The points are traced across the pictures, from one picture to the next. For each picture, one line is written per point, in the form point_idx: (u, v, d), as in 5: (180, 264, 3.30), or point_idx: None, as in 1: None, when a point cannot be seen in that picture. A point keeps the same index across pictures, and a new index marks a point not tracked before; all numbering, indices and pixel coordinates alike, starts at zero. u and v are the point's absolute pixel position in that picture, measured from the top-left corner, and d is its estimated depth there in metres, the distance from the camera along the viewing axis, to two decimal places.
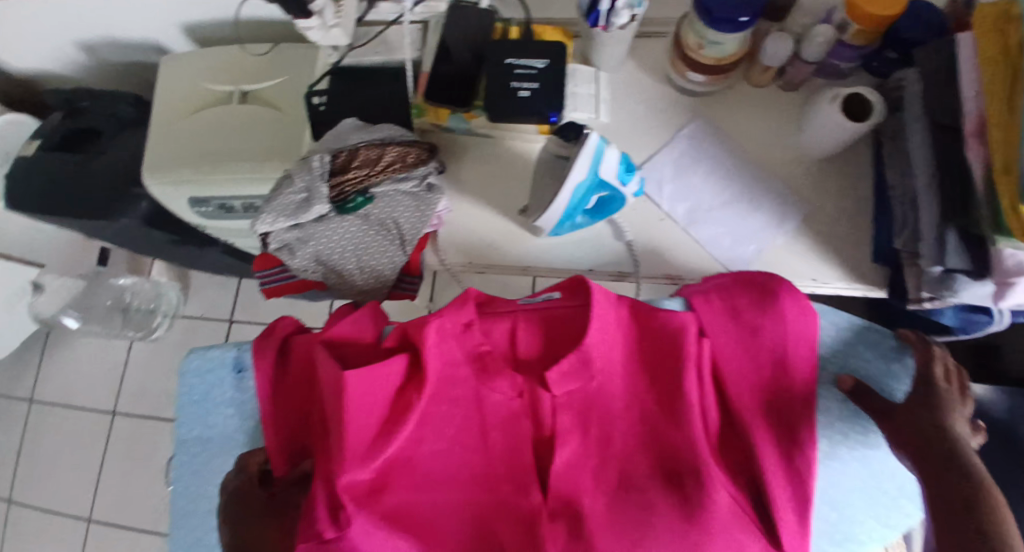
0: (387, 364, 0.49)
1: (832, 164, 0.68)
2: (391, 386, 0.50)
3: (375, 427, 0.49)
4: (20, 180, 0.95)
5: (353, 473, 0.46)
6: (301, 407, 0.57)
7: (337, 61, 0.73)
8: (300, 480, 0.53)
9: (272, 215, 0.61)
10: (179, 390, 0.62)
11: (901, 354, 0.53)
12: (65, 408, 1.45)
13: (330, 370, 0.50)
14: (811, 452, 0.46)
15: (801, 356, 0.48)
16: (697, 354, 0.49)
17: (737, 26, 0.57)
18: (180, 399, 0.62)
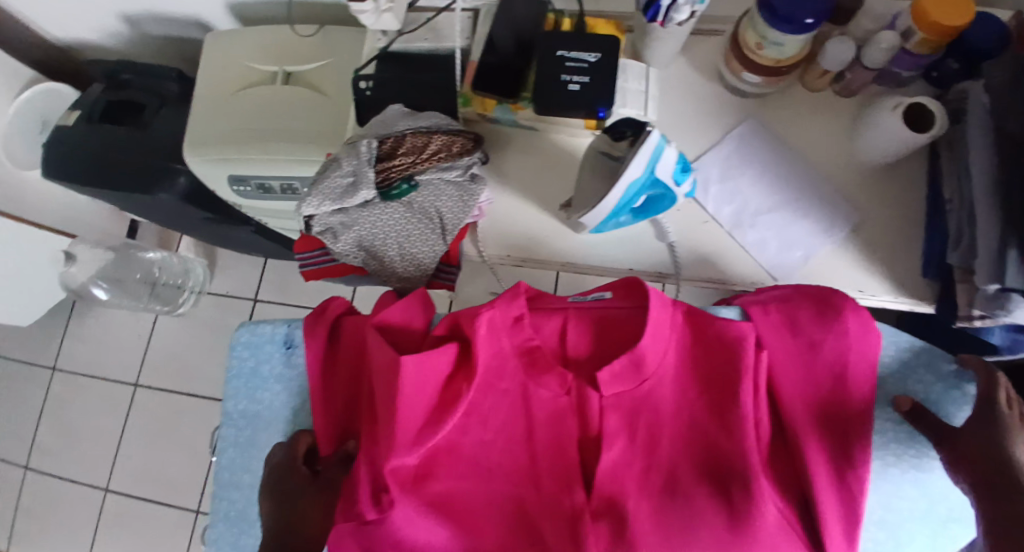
0: (438, 353, 0.51)
1: (884, 174, 0.66)
2: (439, 373, 0.52)
3: (423, 414, 0.52)
4: (60, 149, 0.96)
5: (400, 458, 0.49)
6: (347, 389, 0.59)
7: (385, 46, 0.73)
8: (344, 460, 0.55)
9: (318, 198, 0.62)
10: (231, 361, 0.64)
11: (962, 380, 0.53)
12: (88, 377, 1.48)
13: (382, 354, 0.52)
14: (864, 474, 0.47)
15: (861, 374, 0.49)
16: (754, 365, 0.50)
17: (801, 27, 0.56)
18: (231, 371, 0.64)
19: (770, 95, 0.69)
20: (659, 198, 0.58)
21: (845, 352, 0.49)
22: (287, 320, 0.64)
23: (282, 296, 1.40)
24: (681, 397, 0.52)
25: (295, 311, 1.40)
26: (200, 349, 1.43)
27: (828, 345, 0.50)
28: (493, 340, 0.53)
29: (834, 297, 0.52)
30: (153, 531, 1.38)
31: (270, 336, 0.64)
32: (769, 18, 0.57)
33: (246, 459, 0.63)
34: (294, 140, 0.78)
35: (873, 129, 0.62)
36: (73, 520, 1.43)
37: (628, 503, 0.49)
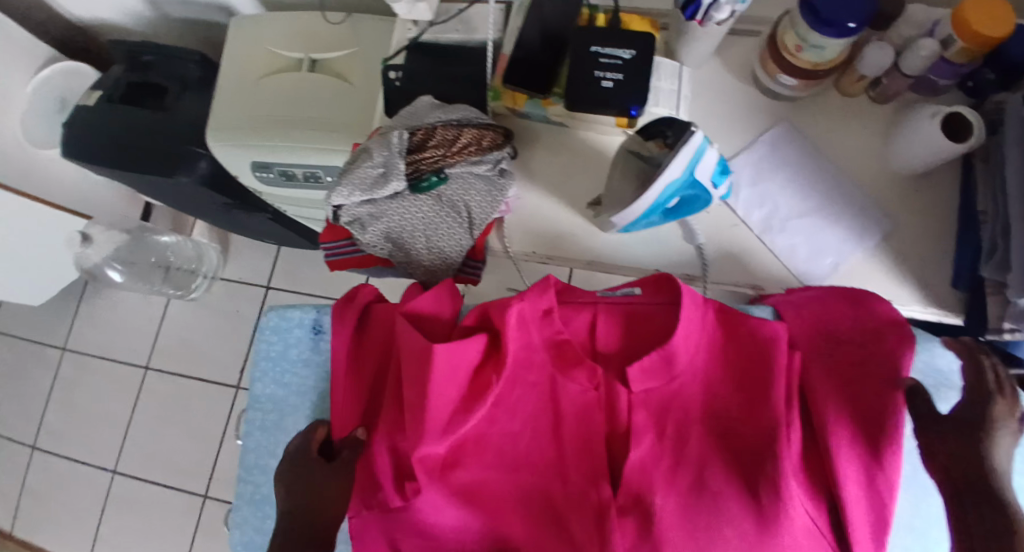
0: (469, 342, 0.51)
1: (916, 183, 0.66)
2: (469, 364, 0.51)
3: (453, 404, 0.51)
4: (79, 127, 0.95)
5: (430, 447, 0.49)
6: (372, 379, 0.59)
7: (416, 36, 0.72)
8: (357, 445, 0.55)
9: (348, 188, 0.61)
10: (259, 344, 0.65)
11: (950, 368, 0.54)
12: (98, 359, 1.48)
13: (412, 341, 0.52)
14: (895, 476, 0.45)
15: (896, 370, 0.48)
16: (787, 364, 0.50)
17: (842, 31, 0.55)
18: (258, 355, 0.65)
19: (804, 99, 0.69)
20: (694, 200, 0.58)
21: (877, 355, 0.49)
22: (316, 305, 0.65)
23: (295, 284, 1.40)
24: (710, 394, 0.51)
25: (307, 300, 1.39)
26: (211, 335, 1.43)
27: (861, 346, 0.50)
28: (524, 333, 0.53)
29: (868, 300, 0.53)
30: (159, 515, 1.39)
31: (298, 320, 0.64)
32: (811, 21, 0.56)
33: (271, 444, 0.64)
34: (320, 129, 0.77)
35: (910, 135, 0.62)
36: (80, 501, 1.43)
37: (655, 500, 0.48)
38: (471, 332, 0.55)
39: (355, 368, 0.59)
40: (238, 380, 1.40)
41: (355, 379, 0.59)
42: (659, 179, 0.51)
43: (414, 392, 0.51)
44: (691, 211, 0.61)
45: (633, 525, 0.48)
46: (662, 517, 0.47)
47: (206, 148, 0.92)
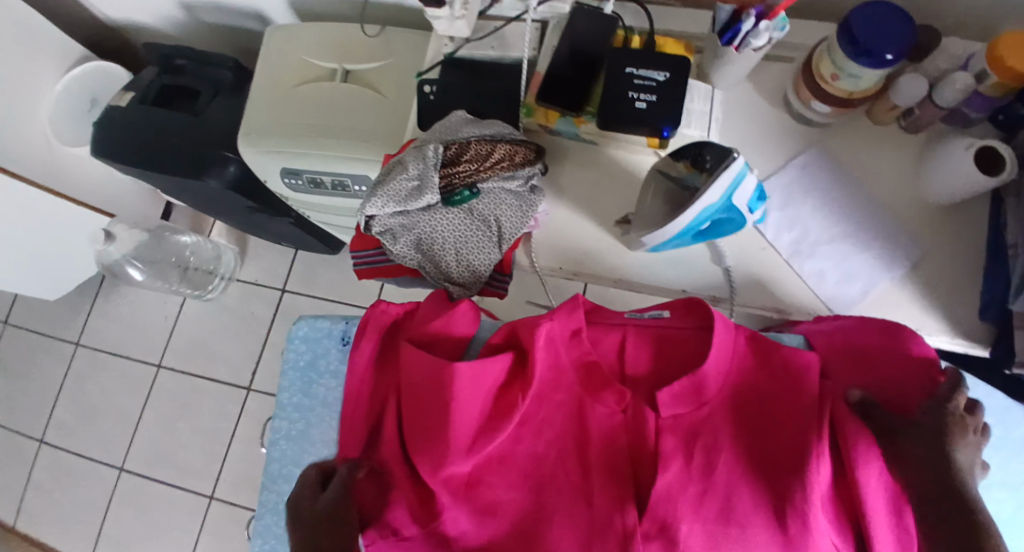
0: (495, 360, 0.52)
1: (945, 214, 0.66)
2: (493, 381, 0.52)
3: (480, 421, 0.52)
4: (110, 127, 0.96)
5: (456, 465, 0.50)
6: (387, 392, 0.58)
7: (451, 52, 0.73)
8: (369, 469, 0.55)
9: (382, 199, 0.62)
10: (288, 354, 0.68)
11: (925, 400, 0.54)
12: (111, 355, 1.49)
13: (437, 360, 0.52)
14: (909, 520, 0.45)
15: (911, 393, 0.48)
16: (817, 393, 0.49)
17: (879, 62, 0.56)
18: (287, 363, 0.68)
19: (835, 126, 0.69)
20: (728, 224, 0.59)
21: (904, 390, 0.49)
22: (345, 317, 0.67)
23: (310, 289, 1.41)
24: (737, 421, 0.51)
25: (322, 305, 1.40)
26: (224, 336, 1.43)
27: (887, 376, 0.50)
28: (551, 352, 0.54)
29: (895, 331, 0.53)
30: (164, 515, 1.38)
31: (328, 331, 0.67)
32: (851, 51, 0.56)
33: (297, 452, 0.66)
34: (351, 138, 0.78)
35: (942, 166, 0.62)
36: (86, 497, 1.43)
37: (680, 528, 0.47)
38: (499, 349, 0.55)
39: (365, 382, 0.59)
40: (249, 382, 1.40)
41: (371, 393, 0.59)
42: (700, 201, 0.52)
43: (434, 410, 0.51)
44: (721, 234, 0.61)
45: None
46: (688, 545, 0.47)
47: (236, 152, 0.93)
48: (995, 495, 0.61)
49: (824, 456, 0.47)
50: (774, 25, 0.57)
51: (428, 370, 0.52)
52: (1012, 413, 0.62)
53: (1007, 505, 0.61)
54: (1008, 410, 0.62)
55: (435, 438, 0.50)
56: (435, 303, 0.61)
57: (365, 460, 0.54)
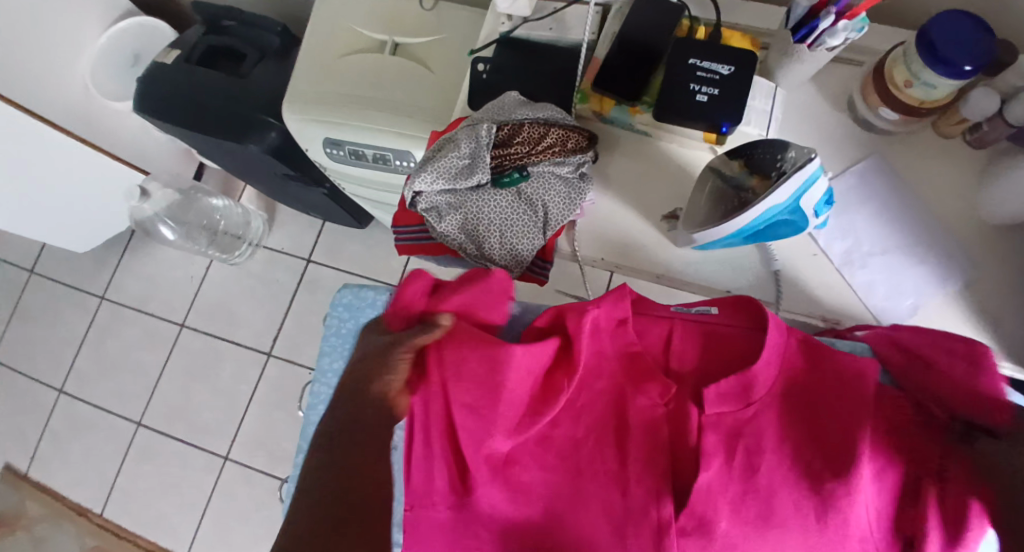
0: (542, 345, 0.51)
1: (1005, 232, 0.64)
2: (542, 364, 0.52)
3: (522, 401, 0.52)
4: (153, 84, 0.96)
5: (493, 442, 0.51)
6: None
7: (507, 31, 0.72)
8: None
9: (432, 175, 0.61)
10: (331, 319, 0.68)
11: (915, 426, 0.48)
12: (134, 311, 1.50)
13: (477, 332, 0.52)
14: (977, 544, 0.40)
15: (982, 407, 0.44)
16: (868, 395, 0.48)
17: (957, 73, 0.53)
18: (329, 329, 0.68)
19: (899, 135, 0.67)
20: (783, 227, 0.58)
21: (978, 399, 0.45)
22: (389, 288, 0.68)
23: (335, 261, 1.41)
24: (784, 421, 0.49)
25: (346, 278, 1.40)
26: (248, 301, 1.44)
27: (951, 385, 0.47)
28: (596, 340, 0.54)
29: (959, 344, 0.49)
30: (178, 471, 1.41)
31: (371, 300, 0.67)
32: (928, 57, 0.54)
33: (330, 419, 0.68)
34: (397, 111, 0.77)
35: (1010, 182, 0.59)
36: (102, 449, 1.46)
37: (718, 524, 0.47)
38: (543, 333, 0.55)
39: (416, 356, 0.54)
40: (269, 348, 1.41)
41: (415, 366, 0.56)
42: (771, 196, 0.52)
43: (473, 387, 0.50)
44: (772, 237, 0.60)
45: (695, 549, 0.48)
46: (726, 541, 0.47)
47: (277, 118, 0.92)
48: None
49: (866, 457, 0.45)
50: (852, 26, 0.54)
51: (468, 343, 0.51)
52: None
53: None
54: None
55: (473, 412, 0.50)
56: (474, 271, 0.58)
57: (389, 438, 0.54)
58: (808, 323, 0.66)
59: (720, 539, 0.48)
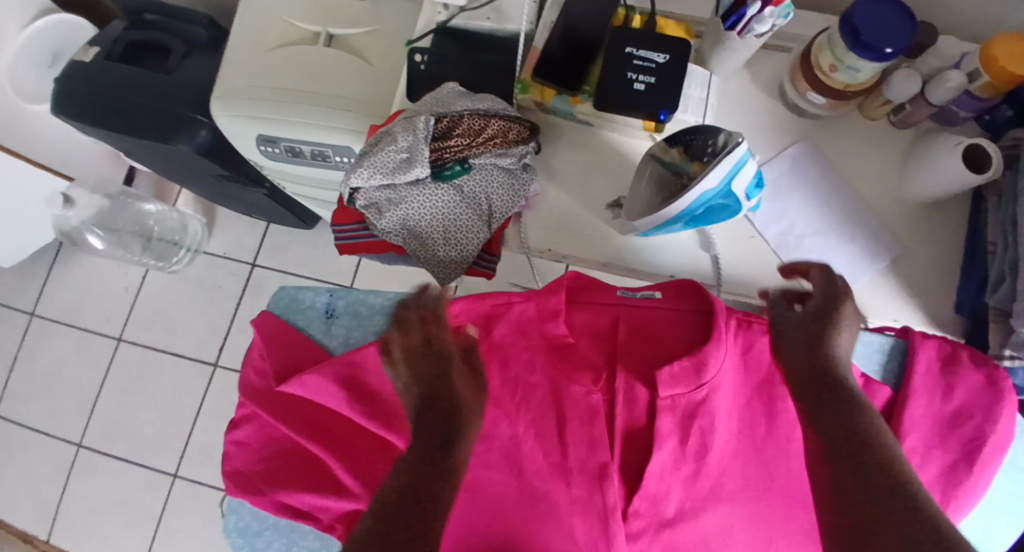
0: None
1: (929, 208, 0.67)
2: None
3: None
4: (69, 81, 0.89)
5: None
6: (328, 427, 0.59)
7: (445, 21, 0.69)
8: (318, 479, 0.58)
9: (369, 170, 0.59)
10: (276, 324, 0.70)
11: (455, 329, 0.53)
12: (68, 326, 1.41)
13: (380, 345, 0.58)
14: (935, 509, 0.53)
15: (961, 415, 0.54)
16: None
17: (879, 56, 0.55)
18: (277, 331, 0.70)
19: (828, 119, 0.69)
20: (719, 210, 0.59)
21: (985, 434, 0.53)
22: (329, 290, 0.69)
23: (281, 264, 1.36)
24: (741, 407, 0.53)
25: (293, 281, 1.35)
26: (189, 308, 1.38)
27: (962, 404, 0.54)
28: (523, 332, 0.57)
29: (984, 362, 0.55)
30: (121, 492, 1.33)
31: (311, 302, 0.69)
32: (851, 42, 0.56)
33: None
34: (332, 104, 0.74)
35: (929, 164, 0.63)
36: (37, 475, 1.36)
37: (671, 503, 0.51)
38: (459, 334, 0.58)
39: (303, 419, 0.60)
40: (216, 358, 1.35)
41: (274, 444, 0.62)
42: (705, 179, 0.52)
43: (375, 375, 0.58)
44: (713, 220, 0.61)
45: (652, 533, 0.51)
46: (680, 519, 0.51)
47: (209, 116, 0.87)
48: (989, 522, 0.58)
49: (778, 434, 0.53)
50: (777, 12, 0.55)
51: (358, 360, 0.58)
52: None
53: (1008, 497, 0.58)
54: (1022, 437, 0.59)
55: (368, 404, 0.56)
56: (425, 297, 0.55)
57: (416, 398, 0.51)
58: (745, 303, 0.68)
59: (675, 517, 0.51)
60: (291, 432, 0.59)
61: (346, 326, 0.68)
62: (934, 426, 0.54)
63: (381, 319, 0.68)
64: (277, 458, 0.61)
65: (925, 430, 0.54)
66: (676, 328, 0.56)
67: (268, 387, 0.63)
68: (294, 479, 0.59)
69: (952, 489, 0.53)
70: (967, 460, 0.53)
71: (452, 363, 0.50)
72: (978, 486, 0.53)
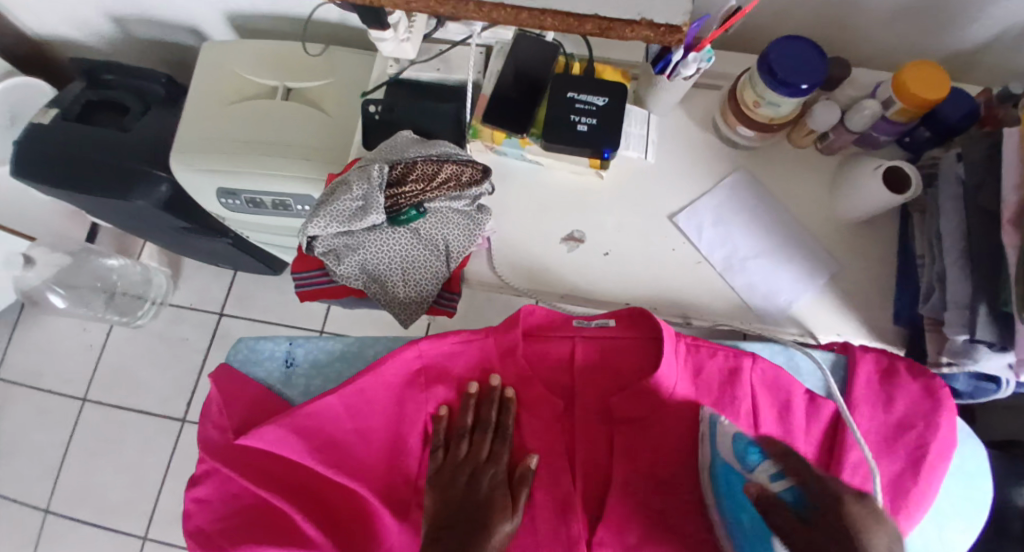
0: (386, 372, 0.58)
1: (862, 229, 0.71)
2: (397, 378, 0.59)
3: (410, 438, 0.58)
4: (28, 144, 0.89)
5: (383, 474, 0.57)
6: (291, 481, 0.60)
7: (396, 73, 0.74)
8: (276, 536, 0.57)
9: (325, 219, 0.61)
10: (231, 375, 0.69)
11: (490, 402, 0.56)
12: (29, 389, 1.36)
13: (338, 392, 0.58)
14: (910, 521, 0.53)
15: (917, 419, 0.55)
16: (748, 391, 0.55)
17: (796, 91, 0.60)
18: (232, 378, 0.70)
19: (760, 149, 0.74)
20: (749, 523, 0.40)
21: (928, 442, 0.54)
22: (289, 338, 0.70)
23: (249, 312, 1.35)
24: None
25: (261, 328, 1.35)
26: (155, 363, 1.35)
27: (904, 414, 0.55)
28: (485, 363, 0.59)
29: (922, 372, 0.56)
30: None
31: (270, 352, 0.69)
32: (770, 80, 0.61)
33: None
34: (291, 156, 0.76)
35: (857, 190, 0.66)
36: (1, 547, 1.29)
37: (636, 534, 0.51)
38: (421, 377, 0.59)
39: (268, 472, 0.60)
40: (183, 414, 1.32)
41: (235, 500, 0.61)
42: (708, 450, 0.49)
43: (340, 421, 0.58)
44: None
45: None
46: None
47: (168, 171, 0.89)
48: (947, 530, 0.58)
49: None
50: (701, 56, 0.61)
51: (319, 409, 0.57)
52: (967, 441, 0.60)
53: (957, 499, 0.59)
54: (966, 442, 0.60)
55: (331, 453, 0.57)
56: (437, 374, 0.59)
57: (444, 467, 0.55)
58: (688, 325, 0.70)
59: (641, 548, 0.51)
60: (251, 487, 0.58)
61: (307, 373, 0.68)
62: (878, 437, 0.55)
63: (340, 365, 0.68)
64: (238, 515, 0.60)
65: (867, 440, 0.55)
66: (635, 355, 0.58)
67: (227, 441, 0.62)
68: (255, 536, 0.58)
69: (900, 497, 0.53)
70: (912, 469, 0.54)
71: (479, 434, 0.55)
72: (927, 494, 0.53)
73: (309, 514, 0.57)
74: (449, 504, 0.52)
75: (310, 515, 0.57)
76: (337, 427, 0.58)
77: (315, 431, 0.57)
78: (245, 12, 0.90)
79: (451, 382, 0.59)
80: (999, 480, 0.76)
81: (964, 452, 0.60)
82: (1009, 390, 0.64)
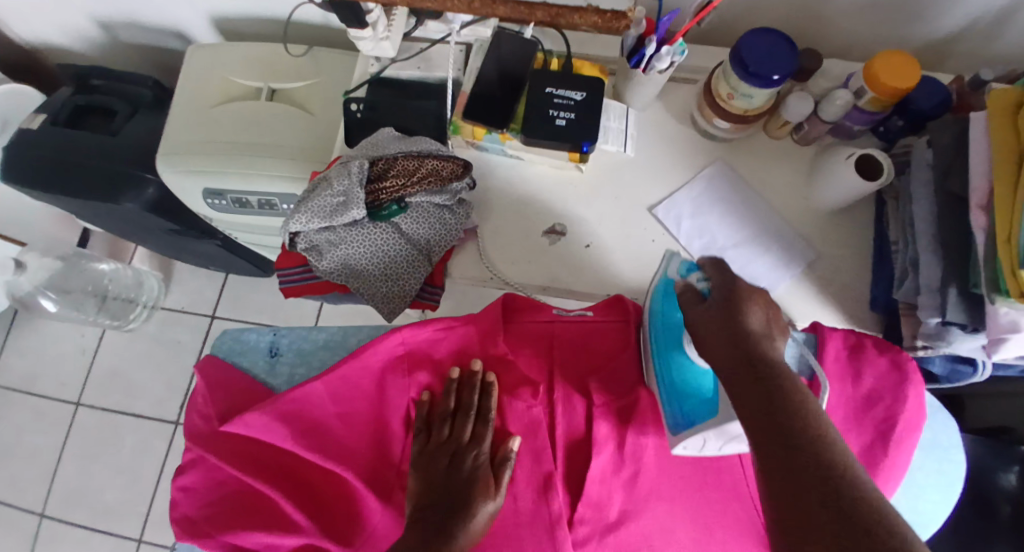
0: (367, 358, 0.59)
1: (838, 216, 0.72)
2: (379, 364, 0.60)
3: (392, 422, 0.59)
4: (16, 148, 0.90)
5: (366, 458, 0.58)
6: (274, 467, 0.60)
7: (377, 72, 0.75)
8: (260, 521, 0.58)
9: (306, 215, 0.62)
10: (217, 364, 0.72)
11: (468, 384, 0.57)
12: (22, 394, 1.36)
13: (322, 377, 0.59)
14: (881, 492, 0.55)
15: (888, 393, 0.56)
16: None
17: (767, 83, 0.61)
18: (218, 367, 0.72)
19: (737, 141, 0.75)
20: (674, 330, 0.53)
21: (896, 414, 0.55)
22: (272, 329, 0.73)
23: (240, 314, 1.36)
24: None
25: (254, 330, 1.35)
26: (149, 366, 1.36)
27: (872, 388, 0.56)
28: (465, 348, 0.60)
29: (888, 348, 0.57)
30: None
31: (255, 342, 0.72)
32: (742, 72, 0.62)
33: None
34: (276, 155, 0.77)
35: (831, 177, 0.67)
36: None
37: (613, 507, 0.54)
38: (403, 363, 0.60)
39: (253, 457, 0.61)
40: (177, 416, 1.33)
41: (220, 488, 0.62)
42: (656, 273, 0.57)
43: (324, 405, 0.59)
44: (715, 409, 0.46)
45: (597, 537, 0.54)
46: (622, 522, 0.54)
47: (155, 173, 0.90)
48: (921, 504, 0.60)
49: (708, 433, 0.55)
50: (674, 50, 0.62)
51: (303, 396, 0.59)
52: (940, 417, 0.62)
53: (932, 475, 0.60)
54: (938, 418, 0.62)
55: (314, 438, 0.58)
56: (417, 360, 0.60)
57: (425, 448, 0.56)
58: None
59: (616, 521, 0.54)
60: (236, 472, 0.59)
61: (290, 363, 0.71)
62: (848, 410, 0.56)
63: (323, 354, 0.70)
64: (224, 501, 0.61)
65: (838, 414, 0.56)
66: (609, 339, 0.60)
67: (211, 429, 0.64)
68: (239, 521, 0.59)
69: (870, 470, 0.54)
70: (882, 441, 0.55)
71: (460, 417, 0.56)
72: (897, 465, 0.54)
73: (292, 499, 0.58)
74: (431, 481, 0.54)
75: (292, 499, 0.58)
76: (322, 411, 0.59)
77: (298, 418, 0.59)
78: (229, 15, 0.91)
79: (431, 367, 0.60)
80: (980, 463, 0.77)
81: (938, 428, 0.62)
82: (985, 371, 0.64)
